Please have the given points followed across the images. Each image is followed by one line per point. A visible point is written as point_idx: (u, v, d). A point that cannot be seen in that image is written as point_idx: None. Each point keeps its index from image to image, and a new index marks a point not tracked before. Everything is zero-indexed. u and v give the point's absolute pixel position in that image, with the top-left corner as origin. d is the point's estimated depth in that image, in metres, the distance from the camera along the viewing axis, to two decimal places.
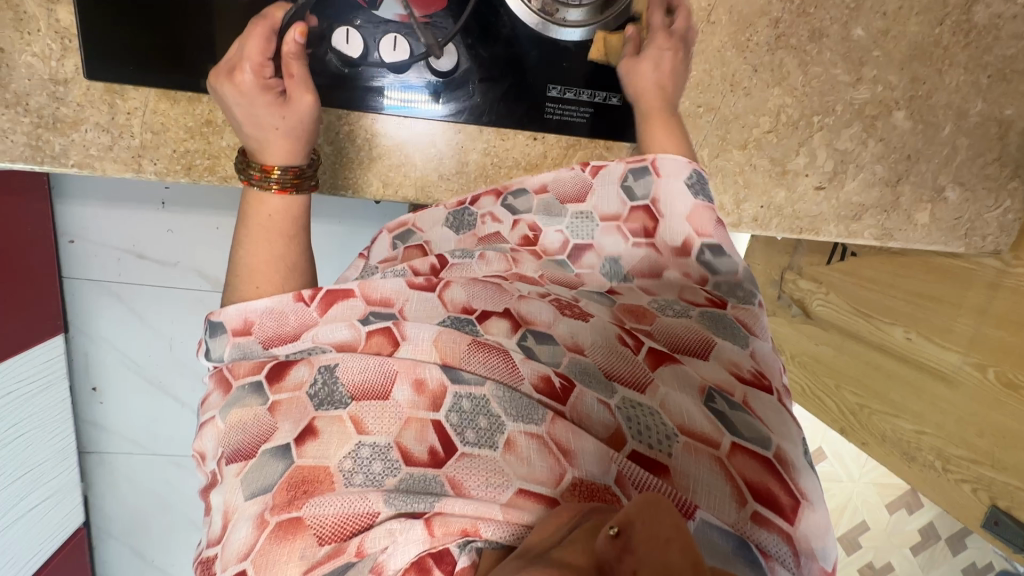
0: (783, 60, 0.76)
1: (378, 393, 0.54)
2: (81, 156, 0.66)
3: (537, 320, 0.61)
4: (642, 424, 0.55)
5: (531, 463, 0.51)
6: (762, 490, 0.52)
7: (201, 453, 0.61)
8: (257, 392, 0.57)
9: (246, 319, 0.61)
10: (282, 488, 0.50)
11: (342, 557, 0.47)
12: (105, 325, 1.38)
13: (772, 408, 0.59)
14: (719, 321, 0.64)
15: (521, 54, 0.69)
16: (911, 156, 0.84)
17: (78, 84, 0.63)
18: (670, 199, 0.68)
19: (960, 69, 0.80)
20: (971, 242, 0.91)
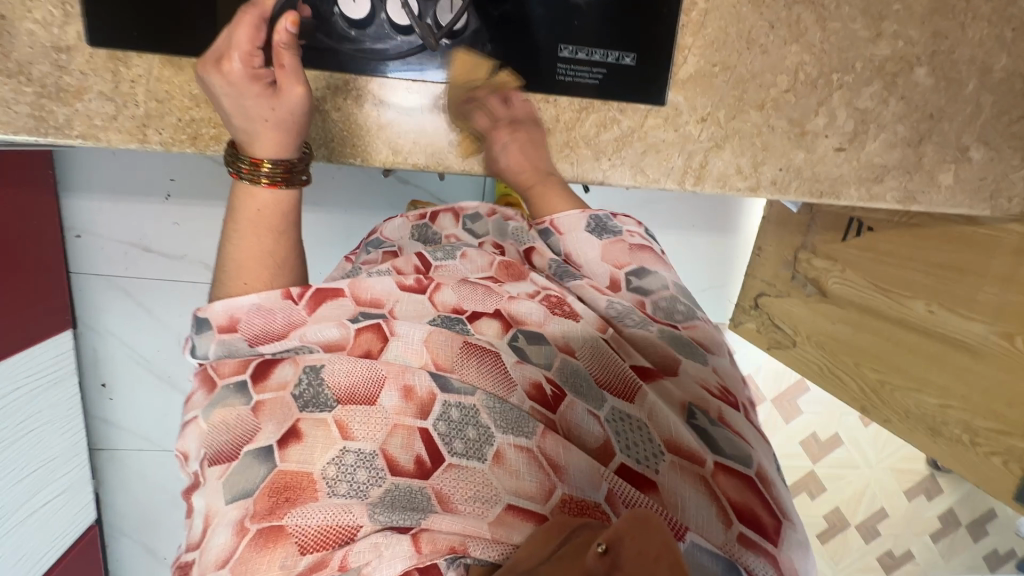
0: (800, 16, 0.74)
1: (363, 398, 0.54)
2: (86, 127, 0.64)
3: (527, 319, 0.65)
4: (630, 439, 0.57)
5: (519, 475, 0.52)
6: (745, 508, 0.55)
7: (183, 455, 0.59)
8: (241, 391, 0.56)
9: (233, 317, 0.60)
10: (265, 494, 0.49)
11: (326, 571, 0.46)
12: (111, 319, 1.37)
13: (744, 424, 0.66)
14: (680, 342, 0.71)
15: (528, 13, 0.68)
16: (933, 114, 0.81)
17: (81, 51, 0.62)
18: (582, 246, 0.79)
19: (984, 22, 0.78)
20: (997, 205, 0.89)
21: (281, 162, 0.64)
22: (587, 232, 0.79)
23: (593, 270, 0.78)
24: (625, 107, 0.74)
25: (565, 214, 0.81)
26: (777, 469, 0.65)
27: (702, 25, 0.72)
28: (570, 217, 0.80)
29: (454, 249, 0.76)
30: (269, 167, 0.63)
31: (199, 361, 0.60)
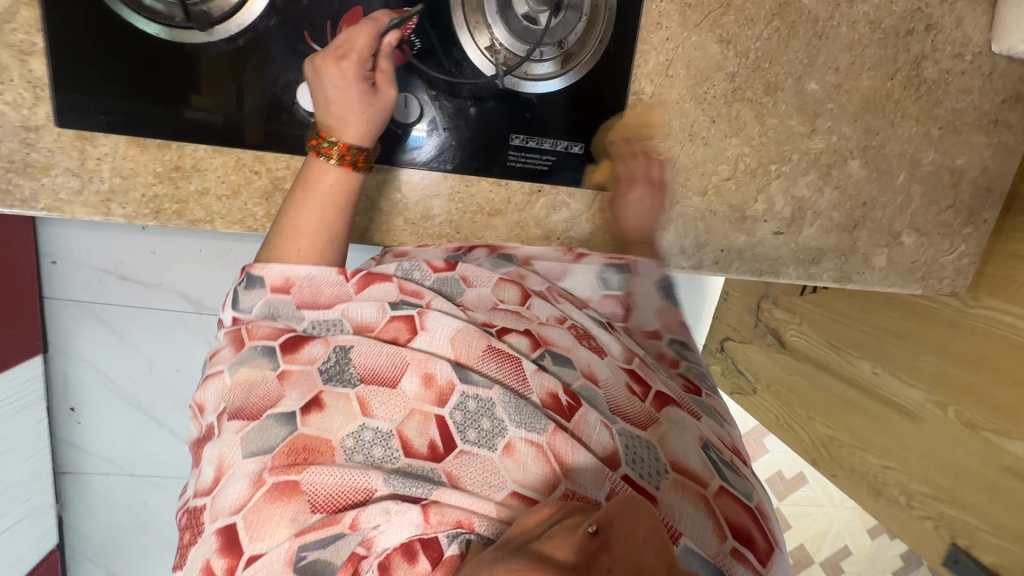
0: (739, 112, 0.79)
1: (386, 379, 0.56)
2: (51, 200, 0.67)
3: (556, 342, 0.64)
4: (639, 454, 0.58)
5: (528, 469, 0.52)
6: (742, 532, 0.56)
7: (199, 405, 0.61)
8: (268, 355, 0.58)
9: (288, 279, 0.61)
10: (282, 452, 0.52)
11: (335, 527, 0.49)
12: (85, 343, 1.24)
13: (753, 477, 0.67)
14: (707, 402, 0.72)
15: (482, 105, 0.72)
16: (866, 203, 0.87)
17: (49, 130, 0.65)
18: (643, 293, 0.76)
19: (913, 121, 0.84)
20: (929, 285, 0.94)
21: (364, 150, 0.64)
22: (658, 289, 0.76)
23: (643, 318, 0.76)
24: (574, 192, 0.78)
25: (646, 260, 0.77)
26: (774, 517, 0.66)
27: (647, 118, 0.77)
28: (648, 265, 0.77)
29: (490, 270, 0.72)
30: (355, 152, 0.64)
31: (233, 312, 0.62)
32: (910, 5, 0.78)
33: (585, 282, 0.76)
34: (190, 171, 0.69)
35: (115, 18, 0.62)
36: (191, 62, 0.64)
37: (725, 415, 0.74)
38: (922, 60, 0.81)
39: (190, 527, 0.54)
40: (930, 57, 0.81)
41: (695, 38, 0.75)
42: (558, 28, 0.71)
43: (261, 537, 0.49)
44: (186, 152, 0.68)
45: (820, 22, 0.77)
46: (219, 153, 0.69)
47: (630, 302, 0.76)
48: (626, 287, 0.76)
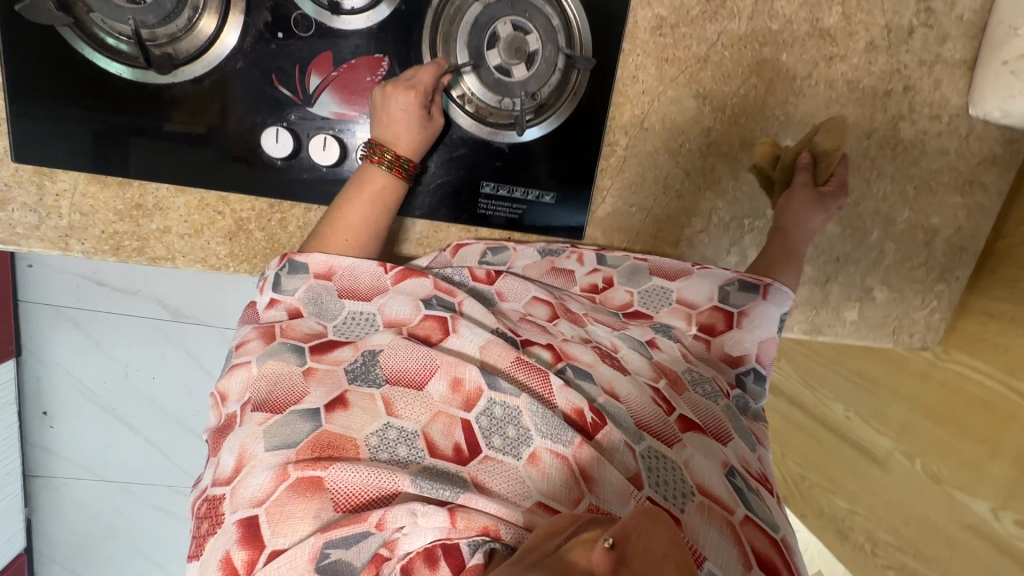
0: (714, 166, 0.78)
1: (412, 382, 0.54)
2: (7, 235, 0.66)
3: (578, 358, 0.61)
4: (663, 476, 0.52)
5: (553, 482, 0.49)
6: (770, 566, 0.50)
7: (221, 394, 0.58)
8: (297, 352, 0.57)
9: (331, 268, 0.63)
10: (307, 446, 0.49)
11: (360, 525, 0.45)
12: (58, 350, 1.16)
13: (782, 511, 0.60)
14: (741, 426, 0.65)
15: (453, 153, 0.71)
16: (840, 258, 0.87)
17: (6, 165, 0.64)
18: (760, 318, 0.71)
19: (888, 180, 0.84)
20: (899, 339, 0.94)
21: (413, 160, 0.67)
22: (778, 318, 0.71)
23: (740, 342, 0.70)
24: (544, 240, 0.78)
25: (782, 287, 0.72)
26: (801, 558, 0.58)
27: (621, 169, 0.76)
28: (782, 292, 0.72)
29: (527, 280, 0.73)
30: (405, 163, 0.66)
31: (272, 293, 0.62)
32: (889, 66, 0.78)
33: (700, 288, 0.72)
34: (152, 210, 0.68)
35: (74, 55, 0.61)
36: (154, 101, 0.63)
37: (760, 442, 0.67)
38: (899, 121, 0.81)
39: (208, 517, 0.50)
40: (907, 118, 0.81)
41: (671, 92, 0.74)
42: (530, 79, 0.68)
43: (283, 533, 0.46)
44: (148, 190, 0.67)
45: (798, 80, 0.77)
46: (182, 192, 0.67)
47: (740, 322, 0.71)
48: (745, 306, 0.71)
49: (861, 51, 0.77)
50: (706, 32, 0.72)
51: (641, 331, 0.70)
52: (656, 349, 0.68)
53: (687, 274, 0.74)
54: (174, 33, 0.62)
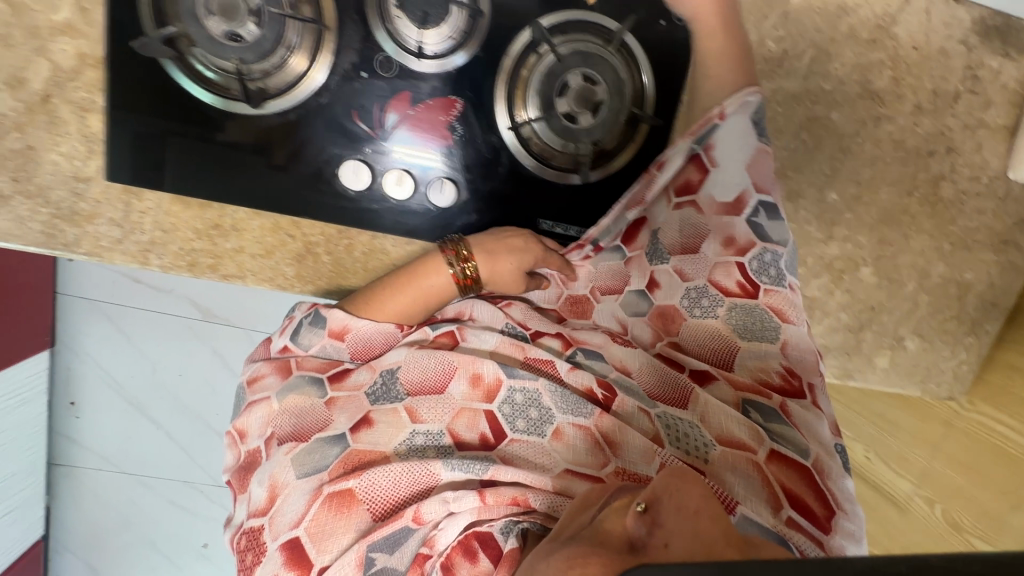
0: None
1: (433, 389, 0.63)
2: (92, 247, 0.69)
3: (587, 340, 0.69)
4: (681, 431, 0.61)
5: (580, 452, 0.59)
6: (799, 499, 0.57)
7: (240, 431, 0.67)
8: (316, 384, 0.66)
9: (346, 325, 0.67)
10: (337, 466, 0.59)
11: (401, 522, 0.54)
12: (91, 339, 1.16)
13: (816, 418, 0.63)
14: (751, 319, 0.65)
15: (516, 193, 0.73)
16: (874, 307, 0.90)
17: (99, 183, 0.67)
18: (727, 145, 0.68)
19: (925, 235, 0.87)
20: (927, 388, 0.96)
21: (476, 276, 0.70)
22: (748, 128, 0.67)
23: (719, 185, 0.68)
24: None
25: (732, 97, 0.68)
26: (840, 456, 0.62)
27: None
28: (739, 104, 0.67)
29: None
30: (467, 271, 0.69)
31: (287, 340, 0.68)
32: (934, 128, 0.81)
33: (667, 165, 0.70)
34: (229, 230, 0.71)
35: (172, 85, 0.65)
36: (241, 130, 0.67)
37: (779, 318, 0.65)
38: (940, 181, 0.84)
39: (251, 549, 0.59)
40: (948, 178, 0.84)
41: None
42: (596, 128, 0.72)
43: (326, 549, 0.55)
44: (227, 212, 0.70)
45: (846, 138, 0.80)
46: (258, 215, 0.71)
47: (711, 159, 0.69)
48: (708, 140, 0.68)
49: (908, 113, 0.80)
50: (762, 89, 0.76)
51: (640, 274, 0.71)
52: (654, 289, 0.70)
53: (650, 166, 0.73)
54: (269, 68, 0.65)
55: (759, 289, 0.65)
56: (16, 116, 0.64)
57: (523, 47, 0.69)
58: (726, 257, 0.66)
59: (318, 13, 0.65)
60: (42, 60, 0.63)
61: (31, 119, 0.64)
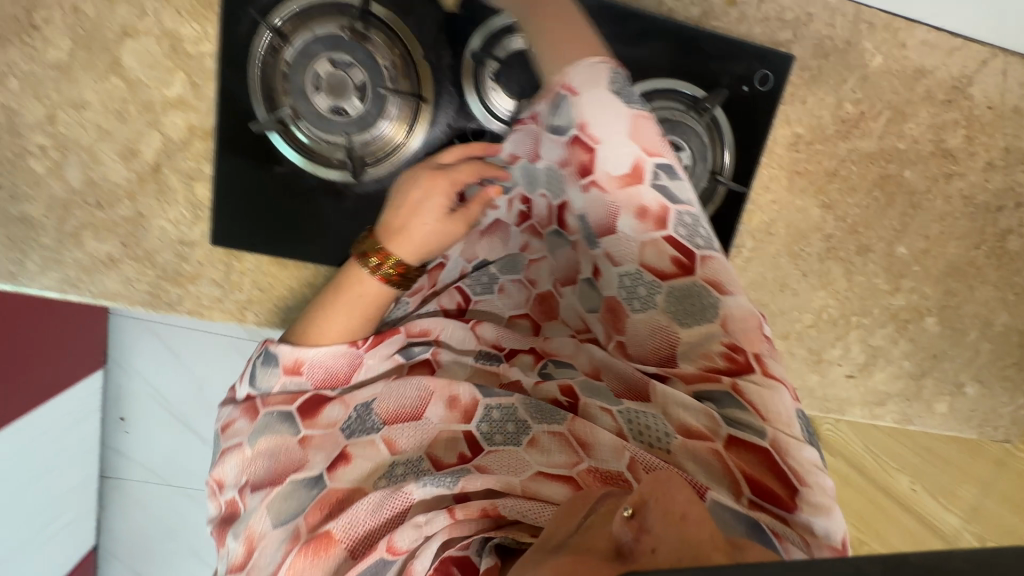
0: (830, 269, 0.83)
1: (410, 416, 0.58)
2: (193, 305, 0.72)
3: (559, 351, 0.64)
4: (643, 423, 0.53)
5: (552, 453, 0.52)
6: (765, 489, 0.47)
7: (216, 482, 0.59)
8: (287, 422, 0.58)
9: (298, 359, 0.59)
10: (315, 508, 0.53)
11: (375, 554, 0.48)
12: (146, 358, 0.98)
13: (773, 391, 0.49)
14: (689, 300, 0.54)
15: None
16: (936, 355, 0.91)
17: (202, 246, 0.70)
18: (601, 115, 0.55)
19: (990, 286, 0.88)
20: (984, 431, 0.98)
21: (406, 262, 0.61)
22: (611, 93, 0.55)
23: (611, 157, 0.56)
24: None
25: (583, 65, 0.56)
26: (803, 424, 0.49)
27: (744, 268, 0.81)
28: (588, 69, 0.56)
29: (492, 279, 0.69)
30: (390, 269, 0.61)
31: (247, 391, 0.61)
32: (1004, 184, 0.82)
33: (550, 145, 0.61)
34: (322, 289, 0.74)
35: (277, 156, 0.67)
36: (338, 197, 0.69)
37: (716, 289, 0.53)
38: (1007, 235, 0.85)
39: None
40: (1015, 232, 0.85)
41: (799, 202, 0.79)
42: None
43: None
44: (321, 272, 0.73)
45: (917, 194, 0.81)
46: None
47: (590, 135, 0.56)
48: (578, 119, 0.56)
49: (979, 170, 0.81)
50: (838, 149, 0.77)
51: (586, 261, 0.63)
52: (598, 277, 0.60)
53: (538, 142, 0.63)
54: (369, 138, 0.68)
55: (695, 258, 0.54)
56: (128, 185, 0.67)
57: None
58: (648, 235, 0.55)
59: (415, 86, 0.66)
60: (154, 132, 0.65)
61: (143, 188, 0.67)
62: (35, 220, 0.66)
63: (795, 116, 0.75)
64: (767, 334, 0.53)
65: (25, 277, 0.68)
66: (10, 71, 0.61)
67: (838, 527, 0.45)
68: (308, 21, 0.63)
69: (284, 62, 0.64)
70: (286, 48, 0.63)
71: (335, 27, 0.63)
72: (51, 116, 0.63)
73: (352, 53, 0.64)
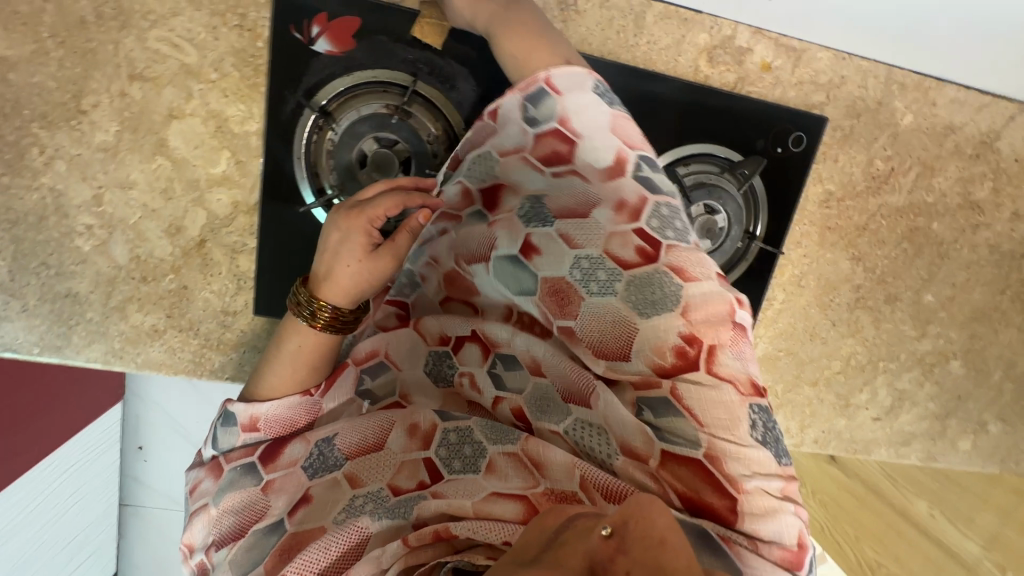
0: (859, 317, 0.84)
1: (372, 447, 0.56)
2: (236, 371, 0.72)
3: (501, 342, 0.58)
4: (591, 443, 0.52)
5: (509, 477, 0.52)
6: (701, 498, 0.46)
7: (187, 546, 0.55)
8: (250, 473, 0.55)
9: (253, 415, 0.56)
10: (276, 555, 0.51)
11: None
12: (161, 387, 0.91)
13: (715, 391, 0.48)
14: (650, 289, 0.52)
15: None
16: (960, 396, 0.92)
17: (245, 315, 0.71)
18: (581, 114, 0.57)
19: (1014, 329, 0.89)
20: (1006, 465, 0.99)
21: (339, 308, 0.57)
22: (593, 96, 0.57)
23: (591, 150, 0.57)
24: None
25: (565, 70, 0.58)
26: (756, 426, 0.48)
27: (775, 319, 0.82)
28: (571, 75, 0.58)
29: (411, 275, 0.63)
30: (322, 314, 0.57)
31: (212, 452, 0.57)
32: None
33: (511, 136, 0.59)
34: None
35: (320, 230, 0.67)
36: None
37: (680, 277, 0.52)
38: None
39: None
40: None
41: (829, 255, 0.80)
42: (714, 252, 0.74)
43: None
44: None
45: (945, 245, 0.82)
46: None
47: (572, 130, 0.58)
48: (560, 115, 0.58)
49: (1005, 220, 0.82)
50: (868, 204, 0.78)
51: (508, 236, 0.57)
52: (534, 255, 0.55)
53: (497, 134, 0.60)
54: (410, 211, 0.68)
55: (660, 248, 0.53)
56: (172, 259, 0.67)
57: None
58: (619, 224, 0.54)
59: None
60: (199, 209, 0.66)
61: (186, 262, 0.67)
62: (80, 295, 0.67)
63: (827, 173, 0.76)
64: (739, 326, 0.52)
65: (69, 350, 0.68)
66: (59, 154, 0.62)
67: (786, 530, 0.45)
68: (353, 101, 0.63)
69: (329, 141, 0.64)
70: (331, 128, 0.63)
71: (380, 106, 0.64)
72: (98, 196, 0.64)
73: (397, 132, 0.64)
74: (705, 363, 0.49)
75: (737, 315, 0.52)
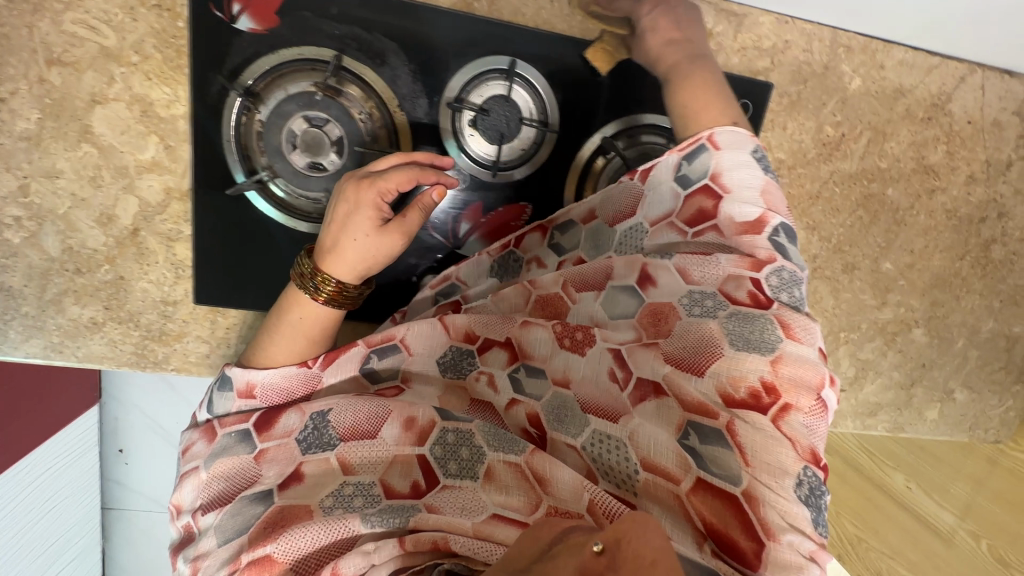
0: (817, 288, 0.83)
1: (366, 433, 0.51)
2: (181, 362, 0.71)
3: (535, 351, 0.54)
4: (608, 462, 0.47)
5: (509, 491, 0.46)
6: (726, 536, 0.40)
7: (175, 507, 0.52)
8: (245, 440, 0.52)
9: (250, 383, 0.55)
10: (259, 528, 0.45)
11: None
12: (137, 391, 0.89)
13: (772, 440, 0.41)
14: (750, 326, 0.45)
15: None
16: (925, 364, 0.92)
17: (186, 304, 0.69)
18: (738, 171, 0.53)
19: (976, 294, 0.88)
20: (975, 433, 0.99)
21: (344, 283, 0.55)
22: (751, 159, 0.52)
23: (735, 206, 0.51)
24: None
25: (729, 130, 0.55)
26: (802, 485, 0.40)
27: None
28: (734, 134, 0.54)
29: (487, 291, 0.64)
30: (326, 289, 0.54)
31: (207, 415, 0.55)
32: (986, 195, 0.83)
33: (660, 199, 0.57)
34: None
35: (255, 214, 0.66)
36: None
37: (784, 331, 0.45)
38: (991, 244, 0.86)
39: None
40: (998, 241, 0.86)
41: None
42: None
43: None
44: None
45: (901, 211, 0.81)
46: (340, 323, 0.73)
47: (721, 185, 0.53)
48: (712, 170, 0.53)
49: (961, 183, 0.81)
50: (820, 171, 0.77)
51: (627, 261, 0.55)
52: (649, 287, 0.52)
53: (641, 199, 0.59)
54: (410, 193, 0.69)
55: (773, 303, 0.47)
56: (106, 249, 0.66)
57: (591, 151, 0.70)
58: (739, 266, 0.49)
59: (393, 138, 0.66)
60: (131, 196, 0.65)
61: (121, 251, 0.66)
62: (14, 290, 0.65)
63: (776, 141, 0.75)
64: (824, 401, 0.43)
65: (7, 346, 0.67)
66: None
67: None
68: (279, 79, 0.62)
69: (258, 121, 0.63)
70: (259, 108, 0.62)
71: (308, 84, 0.63)
72: (23, 186, 0.62)
73: (327, 110, 0.63)
74: (773, 411, 0.42)
75: (828, 394, 0.44)
